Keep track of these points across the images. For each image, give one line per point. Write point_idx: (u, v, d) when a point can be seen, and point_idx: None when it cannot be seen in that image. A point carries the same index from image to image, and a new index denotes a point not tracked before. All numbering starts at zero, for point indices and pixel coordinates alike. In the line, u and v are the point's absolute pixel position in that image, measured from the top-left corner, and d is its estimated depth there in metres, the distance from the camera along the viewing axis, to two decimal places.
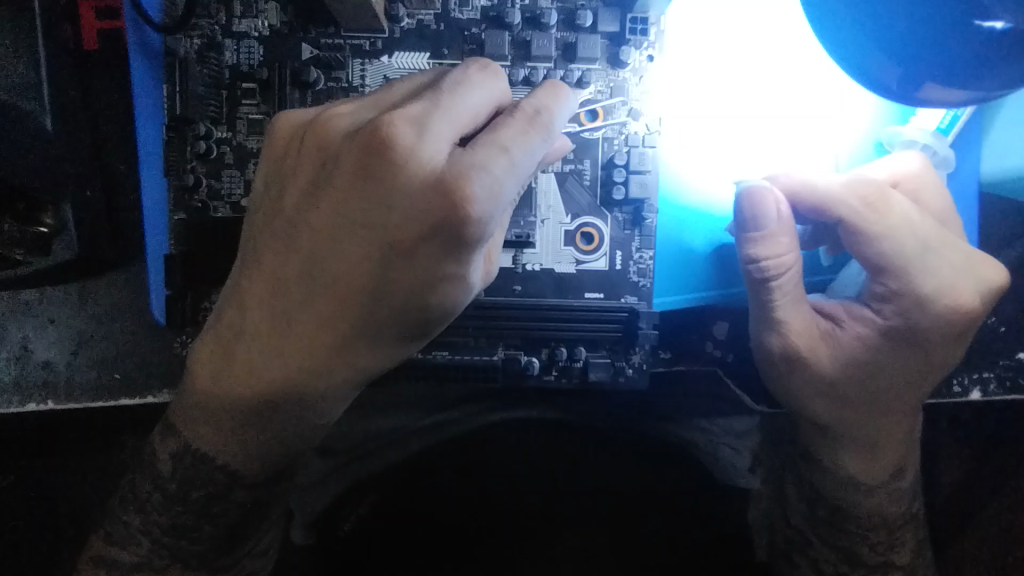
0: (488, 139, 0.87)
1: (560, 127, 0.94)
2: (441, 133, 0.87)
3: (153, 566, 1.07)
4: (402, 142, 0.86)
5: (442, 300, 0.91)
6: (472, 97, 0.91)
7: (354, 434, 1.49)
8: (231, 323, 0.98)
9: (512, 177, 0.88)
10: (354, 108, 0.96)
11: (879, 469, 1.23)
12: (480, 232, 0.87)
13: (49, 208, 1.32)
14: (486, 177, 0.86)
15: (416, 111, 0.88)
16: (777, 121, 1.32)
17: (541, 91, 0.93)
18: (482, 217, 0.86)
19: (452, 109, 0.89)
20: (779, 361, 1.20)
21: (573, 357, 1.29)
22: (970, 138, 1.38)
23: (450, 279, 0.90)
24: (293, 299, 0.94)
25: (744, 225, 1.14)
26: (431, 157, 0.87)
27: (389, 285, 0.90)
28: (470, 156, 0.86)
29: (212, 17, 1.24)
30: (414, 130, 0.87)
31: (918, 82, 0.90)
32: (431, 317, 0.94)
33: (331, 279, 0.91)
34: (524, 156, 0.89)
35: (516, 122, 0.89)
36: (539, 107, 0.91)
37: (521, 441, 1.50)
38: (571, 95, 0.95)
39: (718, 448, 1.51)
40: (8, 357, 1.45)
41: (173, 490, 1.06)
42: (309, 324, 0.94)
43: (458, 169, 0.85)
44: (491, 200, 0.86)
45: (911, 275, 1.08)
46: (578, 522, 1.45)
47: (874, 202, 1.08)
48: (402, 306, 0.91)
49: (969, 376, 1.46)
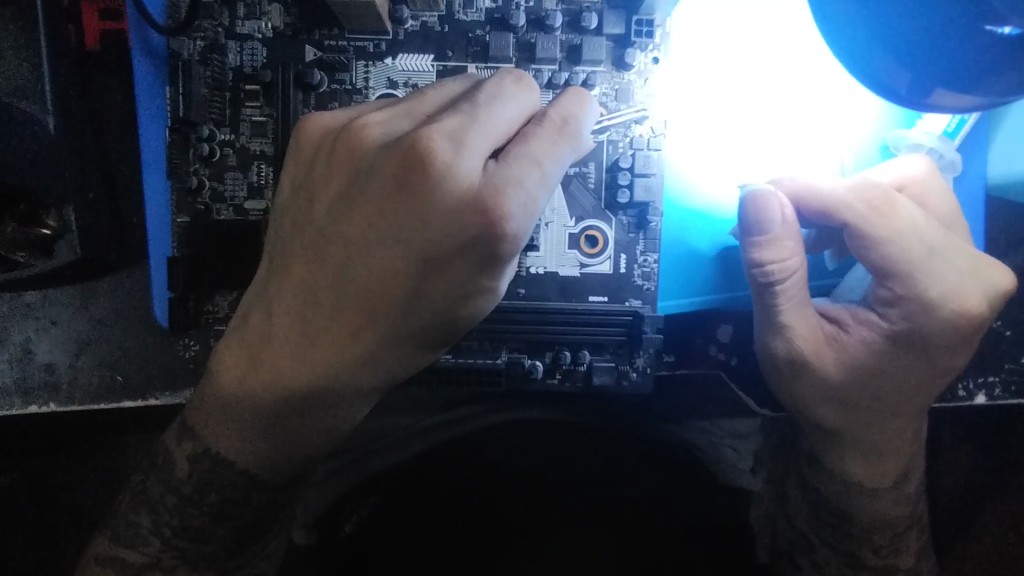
0: (521, 151, 0.88)
1: (586, 134, 0.95)
2: (476, 147, 0.86)
3: (163, 565, 1.07)
4: (440, 157, 0.85)
5: (470, 311, 0.92)
6: (506, 111, 0.90)
7: (357, 435, 1.48)
8: (260, 329, 0.98)
9: (544, 190, 0.89)
10: (386, 117, 0.95)
11: (884, 473, 1.23)
12: (513, 248, 0.87)
13: (53, 209, 1.29)
14: (522, 194, 0.86)
15: (453, 125, 0.86)
16: (785, 123, 1.31)
17: (566, 98, 0.94)
18: (517, 232, 0.86)
19: (488, 123, 0.88)
20: (784, 366, 1.19)
21: (576, 361, 1.28)
22: (978, 141, 1.38)
23: (482, 292, 0.91)
24: (325, 306, 0.93)
25: (749, 229, 1.13)
26: (468, 173, 0.85)
27: (423, 298, 0.89)
28: (506, 171, 0.86)
29: (215, 19, 1.24)
30: (451, 145, 0.86)
31: (928, 86, 0.89)
32: (457, 327, 0.95)
33: (361, 290, 0.90)
34: (554, 168, 0.90)
35: (545, 132, 0.90)
36: (567, 116, 0.92)
37: (521, 445, 1.49)
38: (594, 101, 0.96)
39: (721, 449, 1.51)
40: (10, 359, 1.45)
41: (189, 493, 1.06)
42: (335, 332, 0.93)
43: (494, 185, 0.85)
44: (525, 215, 0.87)
45: (918, 280, 1.07)
46: (582, 523, 1.45)
47: (880, 206, 1.07)
48: (432, 318, 0.91)
49: (974, 380, 1.45)
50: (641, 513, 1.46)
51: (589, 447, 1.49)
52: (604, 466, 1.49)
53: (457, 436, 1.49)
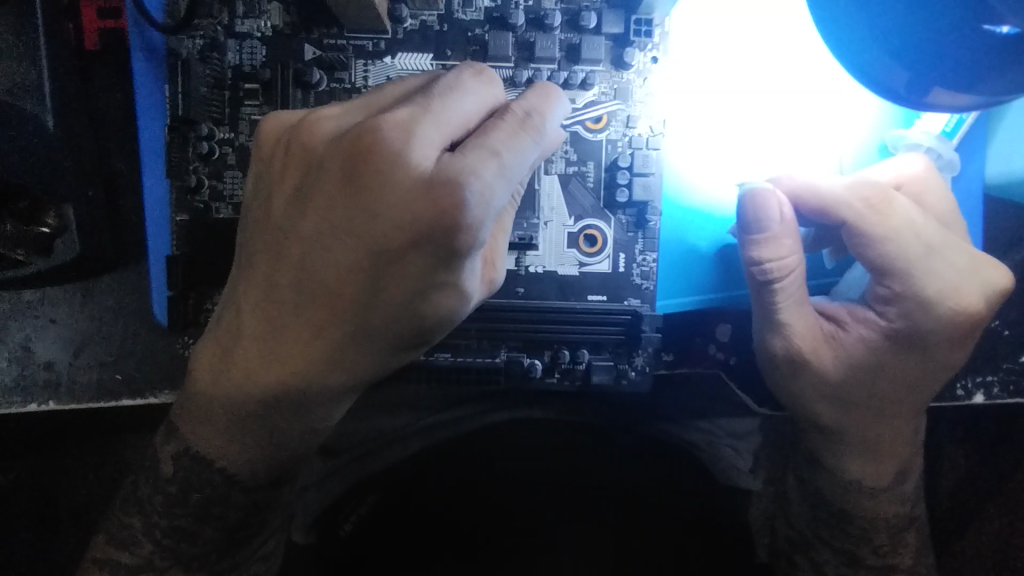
0: (479, 142, 0.87)
1: (552, 129, 0.94)
2: (428, 137, 0.86)
3: (155, 566, 1.07)
4: (390, 147, 0.85)
5: (436, 310, 0.91)
6: (463, 103, 0.90)
7: (355, 435, 1.52)
8: (231, 326, 0.98)
9: (503, 181, 0.87)
10: (340, 111, 0.95)
11: (881, 472, 1.23)
12: (470, 240, 0.85)
13: (52, 208, 1.30)
14: (477, 182, 0.85)
15: (404, 115, 0.86)
16: (779, 120, 1.31)
17: (531, 93, 0.93)
18: (473, 222, 0.85)
19: (442, 115, 0.87)
20: (782, 363, 1.19)
21: (576, 360, 1.28)
22: (975, 140, 1.38)
23: (444, 287, 0.89)
24: (288, 302, 0.93)
25: (747, 227, 1.13)
26: (419, 161, 0.85)
27: (383, 294, 0.89)
28: (460, 161, 0.85)
29: (215, 17, 1.24)
30: (401, 135, 0.86)
31: (927, 85, 0.89)
32: (428, 326, 0.93)
33: (321, 287, 0.91)
34: (515, 160, 0.88)
35: (506, 125, 0.89)
36: (530, 109, 0.91)
37: (524, 439, 1.50)
38: (563, 97, 0.95)
39: (719, 448, 1.54)
40: (9, 357, 1.45)
41: (174, 493, 1.06)
42: (302, 329, 0.93)
43: (446, 174, 0.84)
44: (481, 206, 0.85)
45: (915, 278, 1.08)
46: (576, 518, 1.42)
47: (877, 204, 1.08)
48: (396, 315, 0.90)
49: (972, 379, 1.46)
50: (627, 511, 1.43)
51: (590, 447, 1.49)
52: (601, 465, 1.47)
53: (457, 435, 1.51)
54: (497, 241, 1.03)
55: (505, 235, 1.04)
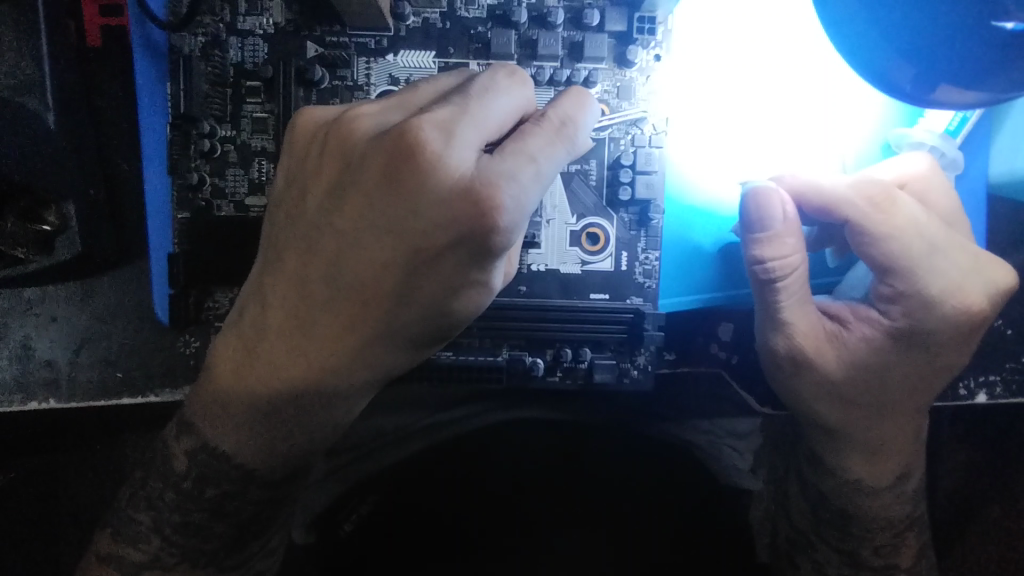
0: (517, 147, 0.86)
1: (585, 137, 0.93)
2: (468, 139, 0.85)
3: (163, 563, 1.07)
4: (430, 148, 0.84)
5: (464, 305, 0.91)
6: (499, 104, 0.89)
7: (357, 434, 1.48)
8: (246, 324, 0.98)
9: (537, 186, 0.87)
10: (378, 109, 0.94)
11: (885, 471, 1.23)
12: (506, 242, 0.85)
13: (53, 205, 1.29)
14: (515, 187, 0.84)
15: (444, 116, 0.86)
16: (784, 119, 1.31)
17: (565, 99, 0.92)
18: (510, 226, 0.85)
19: (481, 117, 0.87)
20: (785, 363, 1.19)
21: (577, 358, 1.28)
22: (981, 140, 1.38)
23: (474, 285, 0.89)
24: (318, 299, 0.93)
25: (750, 227, 1.13)
26: (458, 164, 0.84)
27: (411, 292, 0.89)
28: (498, 165, 0.84)
29: (217, 14, 1.24)
30: (441, 136, 0.85)
31: (933, 82, 0.89)
32: (453, 322, 0.94)
33: (350, 284, 0.90)
34: (550, 166, 0.88)
35: (543, 131, 0.88)
36: (565, 117, 0.90)
37: (519, 441, 1.48)
38: (597, 105, 0.95)
39: (720, 448, 1.51)
40: (10, 356, 1.44)
41: (187, 488, 1.06)
42: (327, 325, 0.93)
43: (486, 177, 0.83)
44: (518, 210, 0.85)
45: (918, 277, 1.07)
46: (575, 526, 1.44)
47: (881, 203, 1.07)
48: (425, 312, 0.91)
49: (975, 379, 1.45)
50: (620, 518, 1.45)
51: (586, 446, 1.48)
52: (598, 465, 1.47)
53: (458, 434, 1.48)
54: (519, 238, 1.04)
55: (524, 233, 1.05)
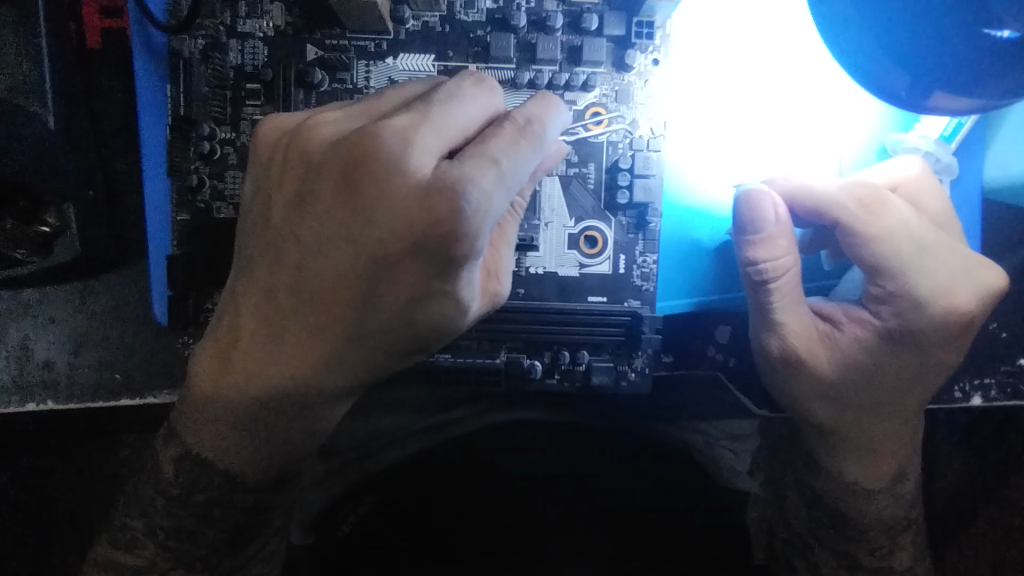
0: (477, 151, 0.86)
1: (552, 139, 0.93)
2: (428, 145, 0.86)
3: (158, 568, 1.07)
4: (387, 154, 0.85)
5: (431, 317, 0.91)
6: (463, 109, 0.89)
7: (355, 435, 1.46)
8: (231, 328, 0.98)
9: (501, 190, 0.87)
10: (340, 116, 0.94)
11: (878, 473, 1.23)
12: (469, 249, 0.85)
13: (52, 206, 1.32)
14: (474, 191, 0.84)
15: (403, 122, 0.86)
16: (775, 122, 1.32)
17: (531, 102, 0.93)
18: (470, 232, 0.84)
19: (442, 122, 0.87)
20: (778, 363, 1.20)
21: (576, 361, 1.29)
22: (974, 147, 1.39)
23: (440, 295, 0.89)
24: (291, 306, 0.93)
25: (743, 227, 1.13)
26: (417, 169, 0.85)
27: (378, 300, 0.89)
28: (458, 169, 0.84)
29: (217, 18, 1.24)
30: (401, 141, 0.85)
31: (928, 89, 0.90)
32: (426, 333, 0.93)
33: (325, 291, 0.90)
34: (513, 169, 0.88)
35: (505, 133, 0.89)
36: (531, 117, 0.91)
37: (521, 439, 1.48)
38: (564, 107, 0.95)
39: (718, 451, 1.51)
40: (8, 357, 1.45)
41: (177, 494, 1.06)
42: (308, 330, 0.93)
43: (443, 182, 0.83)
44: (478, 215, 0.85)
45: (908, 277, 1.08)
46: (597, 518, 1.46)
47: (870, 203, 1.08)
48: (392, 320, 0.91)
49: (970, 382, 1.46)
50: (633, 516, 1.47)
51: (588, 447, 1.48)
52: (600, 461, 1.49)
53: (456, 435, 1.47)
54: (498, 254, 1.03)
55: (507, 243, 1.05)
